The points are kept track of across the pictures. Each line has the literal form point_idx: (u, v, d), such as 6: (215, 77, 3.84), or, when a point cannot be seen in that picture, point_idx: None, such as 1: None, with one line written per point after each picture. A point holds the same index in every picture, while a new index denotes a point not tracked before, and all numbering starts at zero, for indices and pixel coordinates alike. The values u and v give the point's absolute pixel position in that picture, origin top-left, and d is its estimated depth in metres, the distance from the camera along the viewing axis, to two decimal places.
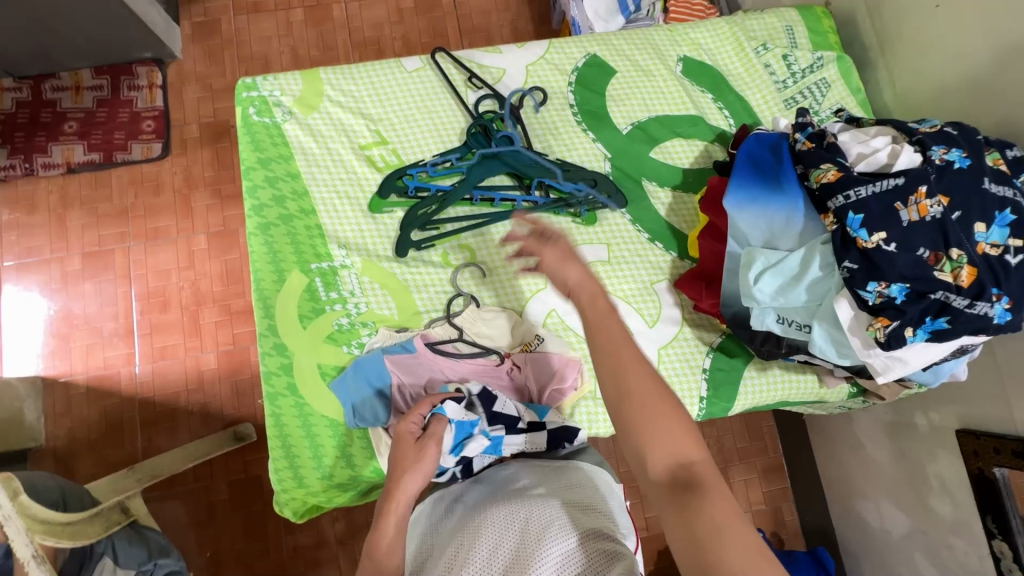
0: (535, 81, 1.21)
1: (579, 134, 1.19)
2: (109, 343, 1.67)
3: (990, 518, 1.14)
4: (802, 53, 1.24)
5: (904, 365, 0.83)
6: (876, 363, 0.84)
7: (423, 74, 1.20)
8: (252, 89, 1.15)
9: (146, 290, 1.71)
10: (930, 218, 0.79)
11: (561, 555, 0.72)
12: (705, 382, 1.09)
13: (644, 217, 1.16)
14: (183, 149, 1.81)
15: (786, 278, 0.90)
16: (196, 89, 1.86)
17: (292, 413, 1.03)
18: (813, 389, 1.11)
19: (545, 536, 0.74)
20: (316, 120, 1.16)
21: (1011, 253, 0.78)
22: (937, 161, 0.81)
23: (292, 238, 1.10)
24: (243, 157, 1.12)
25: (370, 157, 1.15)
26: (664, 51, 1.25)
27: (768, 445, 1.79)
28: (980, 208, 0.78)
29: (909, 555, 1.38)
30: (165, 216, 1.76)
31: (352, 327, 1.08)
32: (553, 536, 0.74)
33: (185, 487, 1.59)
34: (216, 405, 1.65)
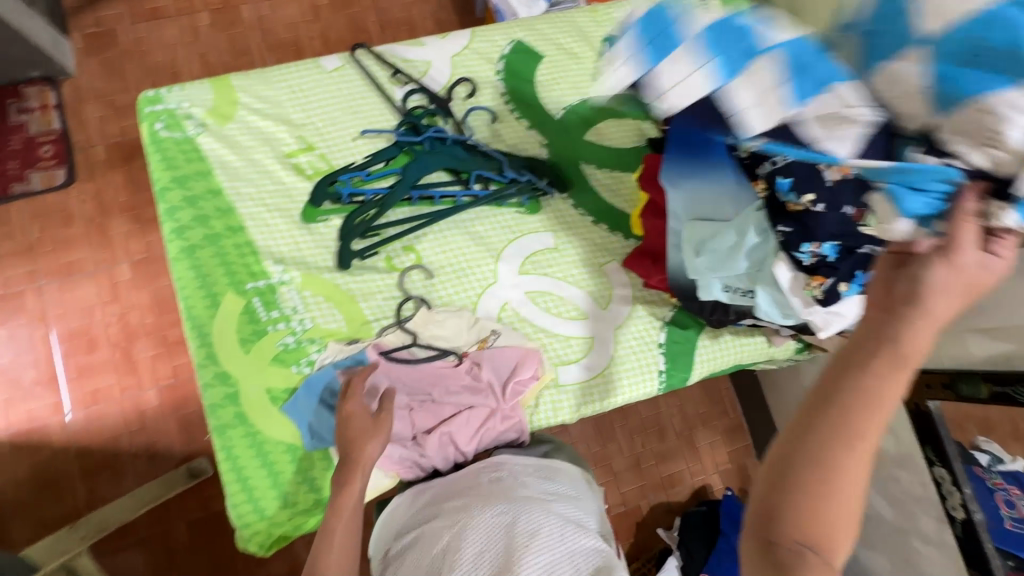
0: (462, 72, 1.18)
1: (513, 122, 1.17)
2: (32, 394, 1.52)
3: (929, 448, 1.23)
4: None
5: (842, 319, 0.89)
6: (816, 319, 0.89)
7: (345, 73, 1.15)
8: (157, 103, 1.06)
9: (66, 331, 1.56)
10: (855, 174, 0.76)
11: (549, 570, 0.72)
12: (662, 355, 1.11)
13: (586, 200, 1.17)
14: (91, 173, 1.66)
15: (727, 247, 0.92)
16: (97, 107, 1.71)
17: (243, 443, 0.97)
18: (762, 350, 1.16)
19: (538, 544, 0.74)
20: (233, 131, 1.09)
21: None
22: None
23: (222, 259, 1.03)
24: (156, 177, 1.04)
25: (298, 164, 1.09)
26: (589, 33, 1.25)
27: (728, 407, 1.86)
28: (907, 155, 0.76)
29: (863, 492, 1.47)
30: (79, 248, 1.61)
31: (299, 345, 1.02)
32: (543, 543, 0.74)
33: (139, 535, 1.48)
34: (163, 444, 1.54)
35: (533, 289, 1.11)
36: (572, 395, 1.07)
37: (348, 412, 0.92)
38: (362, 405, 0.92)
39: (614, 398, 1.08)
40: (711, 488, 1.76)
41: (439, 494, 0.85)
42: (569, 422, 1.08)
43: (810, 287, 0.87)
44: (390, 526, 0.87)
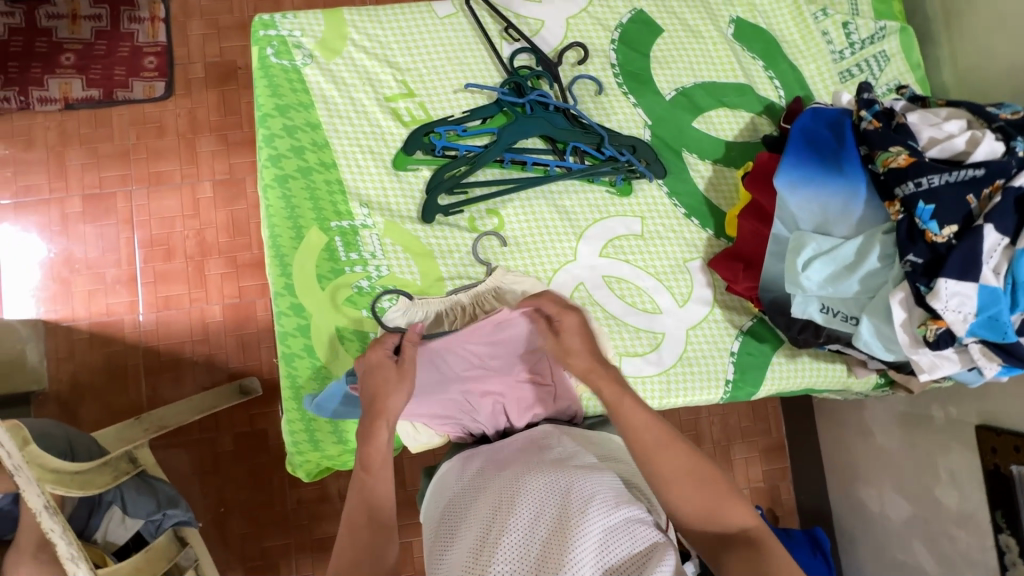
0: (575, 36, 1.12)
1: (619, 97, 1.11)
2: (112, 289, 1.62)
3: (999, 513, 1.14)
4: (864, 22, 1.15)
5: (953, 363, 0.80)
6: (921, 361, 0.79)
7: (456, 22, 1.11)
8: (270, 27, 1.06)
9: (149, 237, 1.65)
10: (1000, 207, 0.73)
11: (603, 530, 0.70)
12: (732, 365, 1.06)
13: (681, 191, 1.11)
14: (188, 89, 1.71)
15: (838, 266, 0.85)
16: (201, 25, 1.74)
17: (307, 374, 1.00)
18: (839, 378, 1.09)
19: (591, 506, 0.72)
20: (338, 66, 1.08)
21: None
22: (1020, 154, 0.75)
23: (311, 193, 1.04)
24: (259, 102, 1.04)
25: (396, 110, 1.08)
26: (716, 10, 1.16)
27: (772, 426, 1.80)
28: None
29: (907, 542, 1.40)
30: (168, 160, 1.68)
31: (373, 290, 1.03)
32: (597, 507, 0.72)
33: (190, 437, 1.58)
34: (221, 357, 1.63)
35: (611, 274, 1.08)
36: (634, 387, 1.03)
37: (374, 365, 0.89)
38: (386, 355, 0.90)
39: (675, 399, 1.05)
40: None
41: (491, 460, 0.87)
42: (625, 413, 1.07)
43: (924, 326, 0.78)
44: (441, 492, 0.88)
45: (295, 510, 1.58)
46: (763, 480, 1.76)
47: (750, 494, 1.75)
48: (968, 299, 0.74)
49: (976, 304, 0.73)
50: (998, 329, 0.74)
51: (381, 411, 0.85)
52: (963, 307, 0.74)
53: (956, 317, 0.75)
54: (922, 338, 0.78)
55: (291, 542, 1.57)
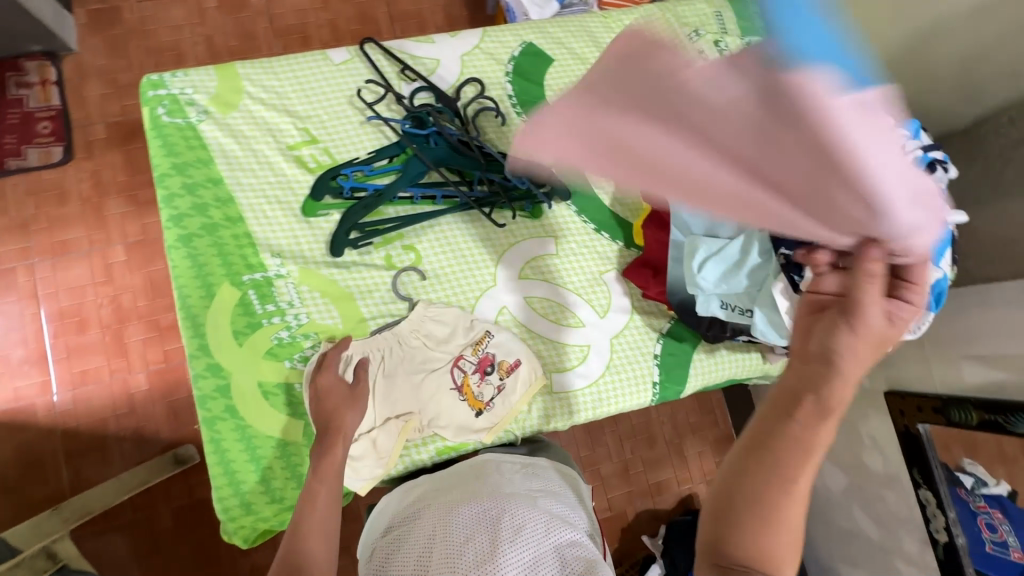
0: (471, 72, 1.17)
1: (521, 126, 1.16)
2: (19, 372, 1.50)
3: (916, 469, 1.23)
4: (733, 39, 1.27)
5: None
6: None
7: (352, 66, 1.13)
8: (159, 86, 1.04)
9: (58, 310, 1.55)
10: None
11: (531, 559, 0.74)
12: (657, 367, 1.11)
13: (589, 207, 1.16)
14: (89, 152, 1.64)
15: (729, 265, 0.93)
16: (99, 85, 1.68)
17: (232, 436, 0.96)
18: (757, 365, 1.16)
19: (521, 534, 0.76)
20: (236, 120, 1.07)
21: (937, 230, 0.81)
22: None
23: (219, 250, 1.02)
24: (155, 162, 1.02)
25: (300, 157, 1.08)
26: (601, 38, 1.24)
27: (718, 417, 1.87)
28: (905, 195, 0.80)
29: (848, 509, 1.48)
30: (74, 226, 1.59)
31: (293, 340, 1.01)
32: (528, 535, 0.76)
33: (123, 519, 1.47)
34: (151, 428, 1.53)
35: (531, 294, 1.11)
36: (564, 403, 1.07)
37: (324, 386, 0.94)
38: (337, 377, 0.95)
39: (606, 408, 1.09)
40: (697, 498, 1.77)
41: (427, 490, 0.89)
42: (562, 428, 1.08)
43: None
44: (378, 524, 0.88)
45: None
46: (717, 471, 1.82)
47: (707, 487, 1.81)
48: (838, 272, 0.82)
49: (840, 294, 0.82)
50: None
51: (338, 429, 0.90)
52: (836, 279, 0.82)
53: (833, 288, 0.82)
54: None
55: None
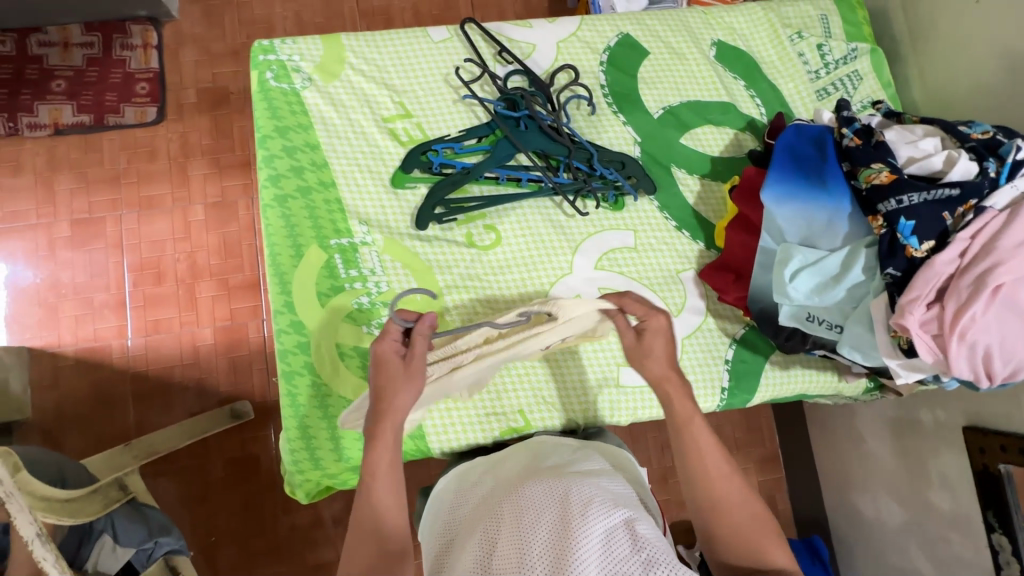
0: (565, 59, 1.17)
1: (610, 117, 1.16)
2: (100, 315, 1.60)
3: (991, 512, 1.16)
4: (836, 44, 1.22)
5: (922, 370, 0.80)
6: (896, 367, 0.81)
7: (451, 45, 1.15)
8: (269, 52, 1.09)
9: (139, 261, 1.64)
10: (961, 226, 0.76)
11: (605, 530, 0.73)
12: (726, 373, 1.09)
13: (672, 204, 1.14)
14: (180, 115, 1.73)
15: (824, 278, 0.87)
16: (194, 52, 1.77)
17: (308, 392, 1.00)
18: (832, 384, 1.11)
19: (590, 509, 0.76)
20: (336, 89, 1.10)
21: None
22: (992, 175, 0.77)
23: (310, 213, 1.05)
24: (259, 123, 1.06)
25: (393, 130, 1.11)
26: (698, 34, 1.22)
27: (766, 436, 1.82)
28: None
29: (903, 546, 1.42)
30: (160, 183, 1.68)
31: (373, 306, 1.04)
32: (597, 510, 0.76)
33: (179, 464, 1.55)
34: (213, 381, 1.61)
35: (606, 286, 1.10)
36: (629, 398, 1.07)
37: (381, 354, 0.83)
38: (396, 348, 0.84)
39: (671, 407, 1.07)
40: None
41: (487, 476, 0.91)
42: (625, 423, 1.08)
43: (895, 335, 0.80)
44: (444, 509, 0.89)
45: (288, 537, 1.55)
46: (759, 491, 1.77)
47: None
48: (980, 313, 0.70)
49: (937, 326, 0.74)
50: (986, 351, 0.72)
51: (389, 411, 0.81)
52: (974, 320, 0.71)
53: (966, 330, 0.71)
54: (897, 346, 0.80)
55: (284, 570, 1.53)
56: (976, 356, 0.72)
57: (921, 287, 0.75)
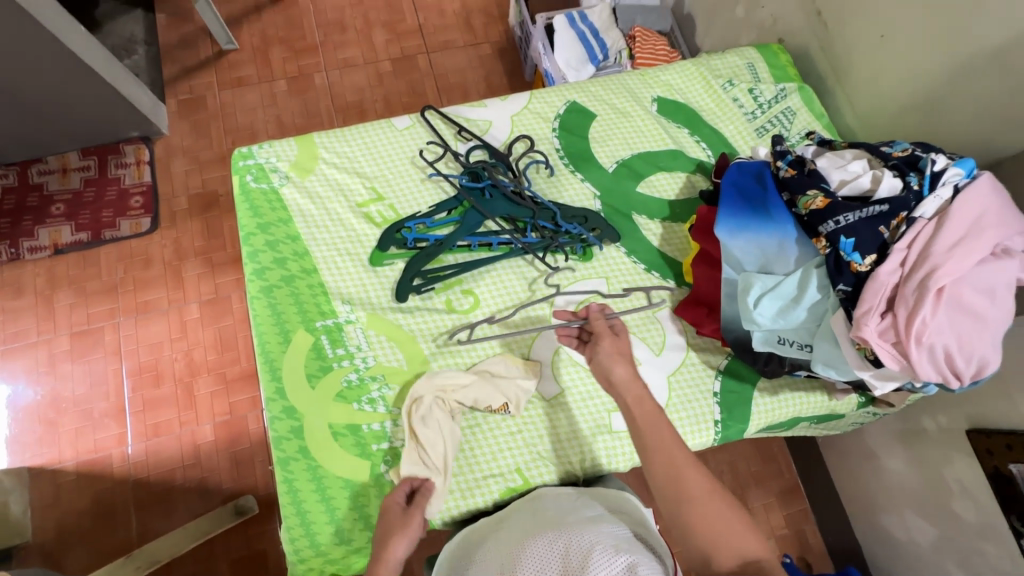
0: (521, 130, 1.27)
1: (568, 176, 1.24)
2: (100, 424, 1.61)
3: (1015, 517, 1.13)
4: (766, 86, 1.33)
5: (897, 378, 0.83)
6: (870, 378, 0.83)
7: (414, 131, 1.25)
8: (248, 158, 1.19)
9: (137, 365, 1.67)
10: (897, 236, 0.81)
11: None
12: (717, 405, 1.09)
13: (637, 249, 1.20)
14: (172, 221, 1.83)
15: (784, 301, 0.91)
16: (184, 162, 1.90)
17: (304, 476, 1.00)
18: (823, 404, 1.12)
19: (590, 559, 0.76)
20: (312, 183, 1.19)
21: (991, 284, 0.75)
22: (916, 188, 0.83)
23: (295, 298, 1.10)
24: (242, 223, 1.14)
25: (368, 213, 1.18)
26: (639, 93, 1.33)
27: (782, 466, 1.78)
28: (957, 240, 0.76)
29: (940, 566, 1.35)
30: (155, 288, 1.75)
31: (361, 382, 1.06)
32: (597, 558, 0.76)
33: (185, 570, 1.50)
34: (215, 478, 1.59)
35: None
36: (625, 443, 1.06)
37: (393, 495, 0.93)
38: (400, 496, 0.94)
39: None
40: None
41: (485, 537, 0.90)
42: (625, 469, 1.07)
43: (862, 346, 0.83)
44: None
45: None
46: (786, 526, 1.71)
47: (777, 544, 1.69)
48: (930, 316, 0.74)
49: (895, 334, 0.77)
50: (946, 352, 0.75)
51: None
52: (926, 323, 0.74)
53: (921, 333, 0.74)
54: (865, 356, 0.83)
55: None
56: (938, 358, 0.75)
57: (872, 298, 0.79)
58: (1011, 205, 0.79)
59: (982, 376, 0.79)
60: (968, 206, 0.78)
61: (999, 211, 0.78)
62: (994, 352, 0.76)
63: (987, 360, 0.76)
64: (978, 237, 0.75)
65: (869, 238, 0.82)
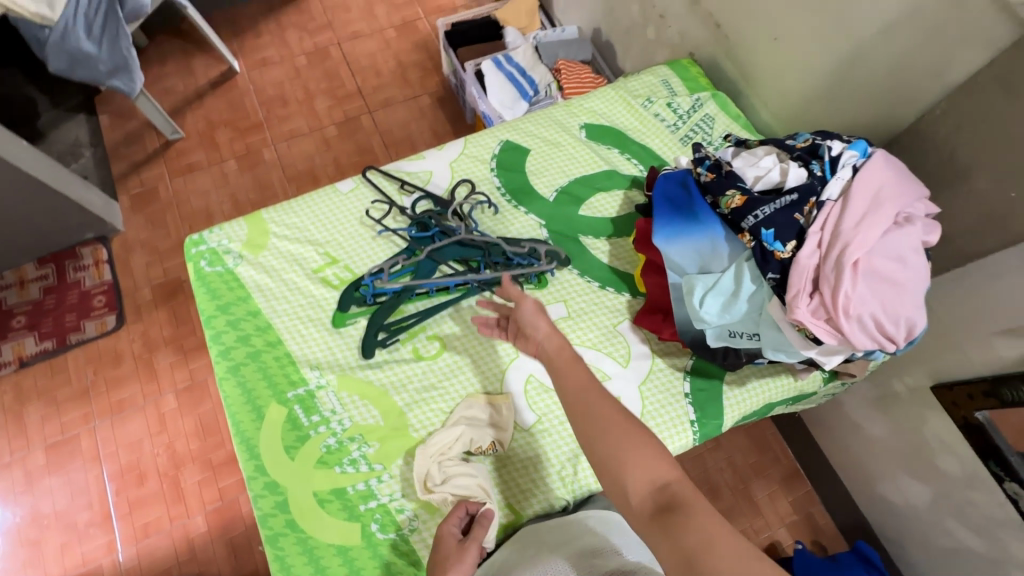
0: (461, 174, 1.33)
1: (513, 210, 1.29)
2: (87, 535, 1.56)
3: (993, 462, 1.18)
4: (682, 99, 1.42)
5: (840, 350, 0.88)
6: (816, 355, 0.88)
7: (359, 191, 1.30)
8: (200, 243, 1.22)
9: (119, 467, 1.63)
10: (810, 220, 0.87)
11: None
12: (690, 405, 1.13)
13: (590, 268, 1.25)
14: (138, 314, 1.82)
15: (726, 296, 0.96)
16: (143, 254, 1.91)
17: (295, 550, 0.99)
18: (791, 386, 1.16)
19: None
20: (266, 257, 1.22)
21: (899, 249, 0.82)
22: (819, 174, 0.90)
23: (264, 373, 1.12)
24: (202, 307, 1.17)
25: (324, 277, 1.21)
26: (567, 123, 1.41)
27: (778, 453, 1.81)
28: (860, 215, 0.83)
29: (941, 523, 1.38)
30: (129, 385, 1.73)
31: (340, 445, 1.07)
32: None
33: None
34: (214, 570, 1.54)
35: None
36: None
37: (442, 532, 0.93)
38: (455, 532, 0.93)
39: None
40: (780, 546, 1.68)
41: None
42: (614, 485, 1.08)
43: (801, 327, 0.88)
44: None
45: None
46: (794, 512, 1.73)
47: (788, 531, 1.71)
48: (851, 289, 0.79)
49: (825, 311, 0.83)
50: (873, 319, 0.80)
51: None
52: (849, 296, 0.80)
53: (846, 305, 0.79)
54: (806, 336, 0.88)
55: None
56: (867, 326, 0.80)
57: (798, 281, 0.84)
58: (904, 176, 0.86)
59: (913, 336, 0.84)
60: (864, 184, 0.85)
61: (894, 182, 0.85)
62: (917, 312, 0.82)
63: (913, 320, 0.82)
64: (879, 210, 0.82)
65: (786, 226, 0.88)
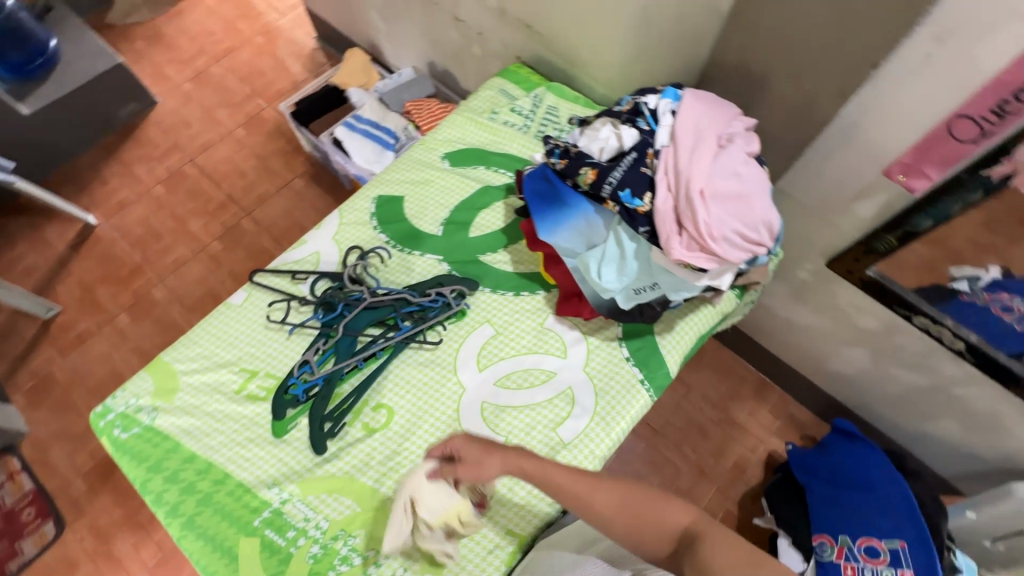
0: (347, 243, 1.34)
1: (408, 257, 1.32)
2: None
3: (897, 305, 1.31)
4: (522, 101, 1.51)
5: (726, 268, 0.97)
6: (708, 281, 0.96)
7: (254, 298, 1.28)
8: (107, 413, 1.15)
9: None
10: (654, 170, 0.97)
11: None
12: (634, 367, 1.19)
13: (499, 282, 1.29)
14: (78, 510, 1.67)
15: (617, 261, 1.03)
16: (61, 446, 1.76)
17: None
18: (713, 313, 1.24)
19: None
20: (181, 398, 1.16)
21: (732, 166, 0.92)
22: (647, 129, 1.01)
23: (222, 513, 1.07)
24: (134, 476, 1.10)
25: (249, 394, 1.17)
26: (429, 159, 1.45)
27: (742, 373, 1.91)
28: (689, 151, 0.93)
29: (887, 374, 1.51)
30: None
31: (326, 548, 1.04)
32: None
33: None
34: None
35: (498, 376, 1.18)
36: (582, 448, 1.11)
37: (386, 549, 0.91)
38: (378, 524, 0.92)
39: (619, 426, 1.14)
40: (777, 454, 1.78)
41: None
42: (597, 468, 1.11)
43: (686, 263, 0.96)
44: None
45: None
46: (776, 419, 1.84)
47: (778, 438, 1.81)
48: (707, 213, 0.89)
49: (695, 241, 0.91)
50: (735, 231, 0.89)
51: None
52: (707, 219, 0.88)
53: (708, 228, 0.88)
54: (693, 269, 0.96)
55: None
56: (733, 239, 0.89)
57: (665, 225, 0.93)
58: (711, 105, 0.98)
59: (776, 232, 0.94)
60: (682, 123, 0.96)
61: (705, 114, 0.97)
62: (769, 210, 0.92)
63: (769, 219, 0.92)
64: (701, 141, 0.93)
65: (637, 182, 0.97)
